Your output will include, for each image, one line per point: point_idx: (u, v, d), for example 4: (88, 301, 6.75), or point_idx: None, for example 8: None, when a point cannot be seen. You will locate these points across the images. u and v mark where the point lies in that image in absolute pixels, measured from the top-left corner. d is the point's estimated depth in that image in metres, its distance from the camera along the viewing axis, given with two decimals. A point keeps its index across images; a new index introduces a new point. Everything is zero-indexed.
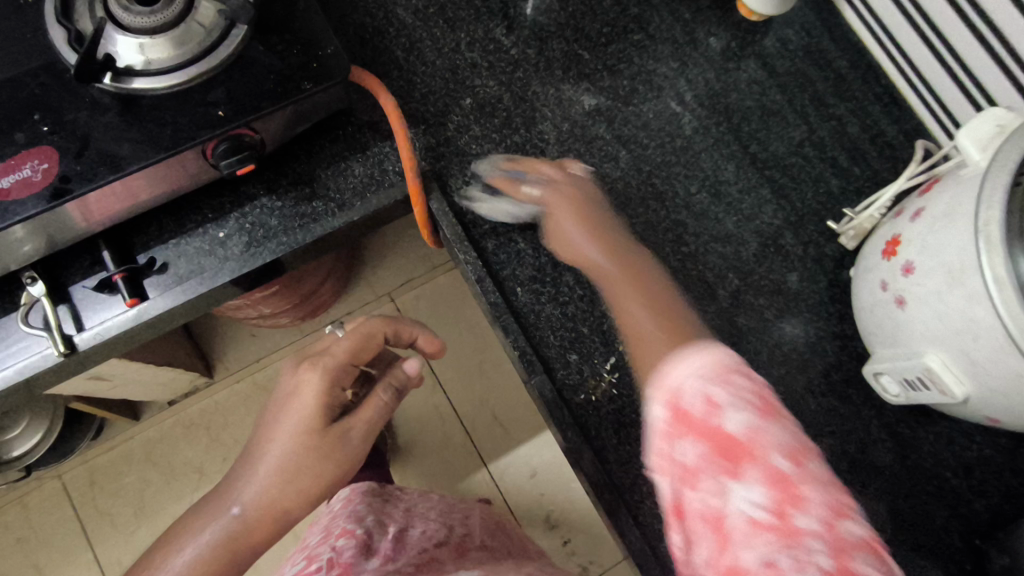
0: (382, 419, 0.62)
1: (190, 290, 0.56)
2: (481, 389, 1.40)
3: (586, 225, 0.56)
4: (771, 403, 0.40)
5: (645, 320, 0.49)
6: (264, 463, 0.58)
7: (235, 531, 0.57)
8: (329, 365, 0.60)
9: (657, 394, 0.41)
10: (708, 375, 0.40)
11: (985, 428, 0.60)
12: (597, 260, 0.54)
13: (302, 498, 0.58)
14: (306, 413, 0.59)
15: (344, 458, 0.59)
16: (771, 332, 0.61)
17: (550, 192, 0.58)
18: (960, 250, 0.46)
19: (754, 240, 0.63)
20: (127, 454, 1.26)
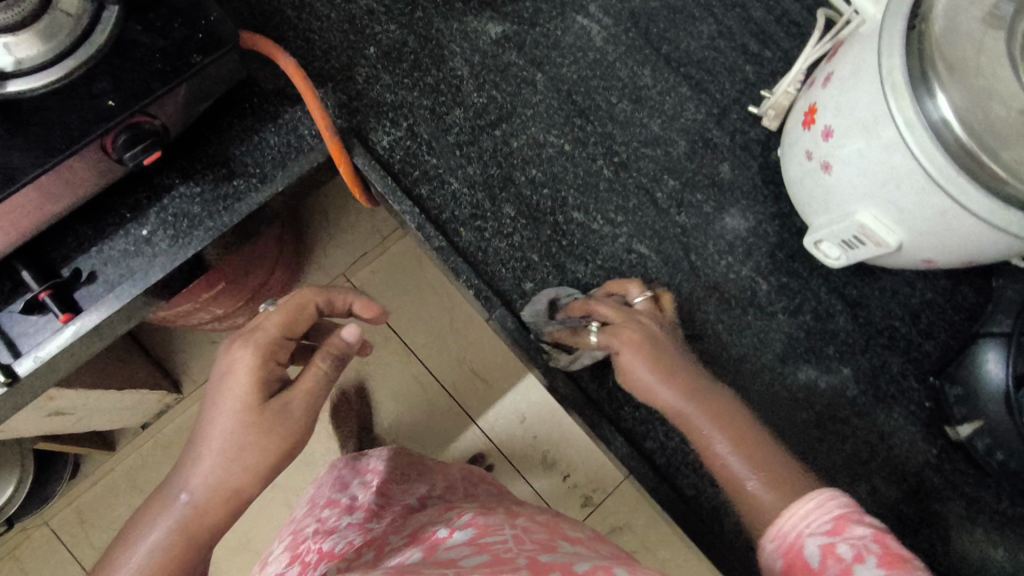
0: (323, 392, 0.57)
1: (125, 294, 0.53)
2: (456, 349, 1.40)
3: (664, 372, 0.51)
4: (897, 550, 0.38)
5: (742, 472, 0.47)
6: (205, 446, 0.52)
7: (184, 521, 0.51)
8: (261, 339, 0.55)
9: (775, 539, 0.42)
10: (827, 529, 0.40)
11: (923, 275, 0.63)
12: (677, 406, 0.50)
13: (249, 478, 0.52)
14: (245, 385, 0.53)
15: (288, 432, 0.54)
16: (715, 224, 0.62)
17: (611, 330, 0.53)
18: (870, 102, 0.47)
19: (682, 138, 0.63)
20: (112, 485, 1.25)
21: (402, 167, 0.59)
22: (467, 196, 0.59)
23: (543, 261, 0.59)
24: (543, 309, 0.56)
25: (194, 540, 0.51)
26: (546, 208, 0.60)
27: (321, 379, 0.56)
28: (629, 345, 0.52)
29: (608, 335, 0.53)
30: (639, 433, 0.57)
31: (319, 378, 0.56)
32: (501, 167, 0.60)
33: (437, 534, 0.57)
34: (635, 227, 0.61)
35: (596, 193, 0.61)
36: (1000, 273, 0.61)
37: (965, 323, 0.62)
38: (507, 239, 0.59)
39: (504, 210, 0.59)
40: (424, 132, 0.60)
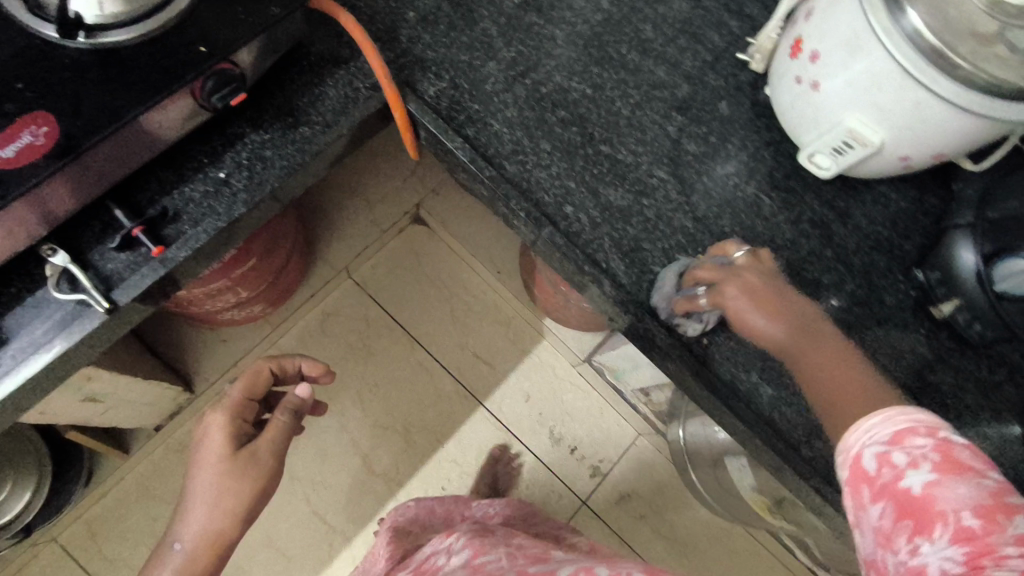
0: (283, 438, 0.77)
1: (211, 227, 0.58)
2: (458, 336, 1.46)
3: (770, 309, 0.59)
4: (956, 458, 0.44)
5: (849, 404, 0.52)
6: (195, 496, 0.72)
7: (182, 561, 0.71)
8: (228, 407, 0.77)
9: (843, 457, 0.48)
10: (888, 440, 0.46)
11: (896, 188, 0.74)
12: (766, 329, 0.58)
13: (228, 517, 0.72)
14: (219, 446, 0.74)
15: (256, 475, 0.74)
16: (720, 152, 0.71)
17: (731, 279, 0.60)
18: (849, 21, 0.57)
19: (684, 81, 0.73)
20: (126, 493, 1.26)
21: (449, 111, 0.66)
22: (508, 134, 0.67)
23: (580, 187, 0.66)
24: (672, 285, 0.64)
25: (195, 569, 0.72)
26: (577, 142, 0.68)
27: (283, 428, 0.76)
28: (735, 292, 0.59)
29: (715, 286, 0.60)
30: (680, 328, 0.64)
31: (280, 429, 0.76)
32: (535, 109, 0.68)
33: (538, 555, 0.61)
34: (653, 155, 0.69)
35: (618, 128, 0.70)
36: (959, 179, 0.72)
37: (934, 224, 0.73)
38: (546, 168, 0.66)
39: (541, 144, 0.67)
40: (464, 81, 0.68)
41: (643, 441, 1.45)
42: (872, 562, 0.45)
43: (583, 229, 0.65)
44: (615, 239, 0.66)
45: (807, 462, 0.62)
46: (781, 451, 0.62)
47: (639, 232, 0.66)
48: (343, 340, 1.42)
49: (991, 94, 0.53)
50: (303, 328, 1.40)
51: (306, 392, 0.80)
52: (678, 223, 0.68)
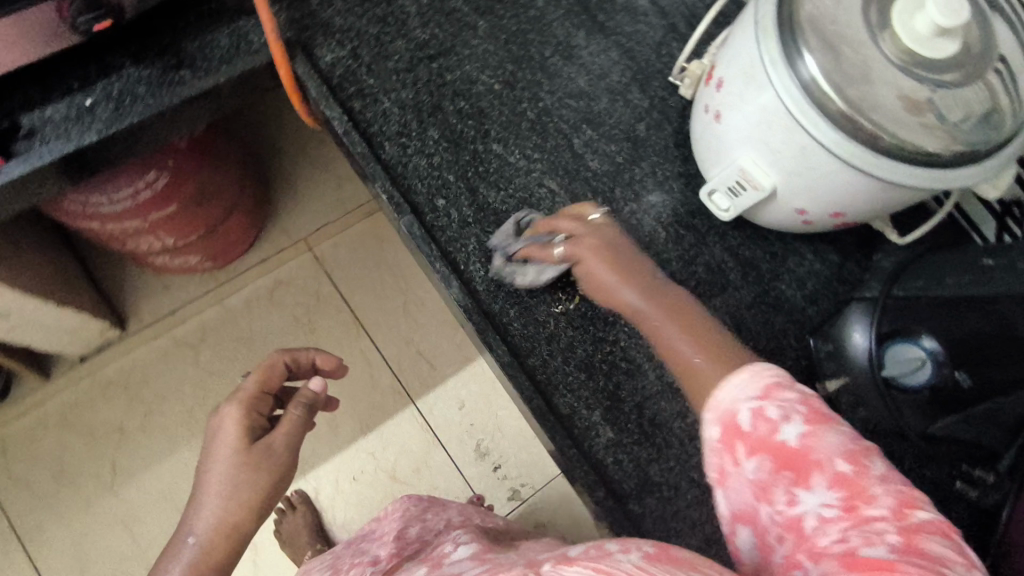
0: (302, 434, 0.60)
1: (57, 151, 0.57)
2: (405, 327, 1.34)
3: (624, 276, 0.54)
4: (821, 409, 0.40)
5: (686, 349, 0.48)
6: (203, 491, 0.55)
7: (194, 562, 0.53)
8: (243, 396, 0.60)
9: (712, 414, 0.42)
10: (757, 395, 0.41)
11: (815, 246, 0.68)
12: (636, 306, 0.53)
13: (246, 511, 0.55)
14: (233, 438, 0.57)
15: (275, 469, 0.57)
16: (624, 175, 0.67)
17: (578, 245, 0.56)
18: (748, 51, 0.53)
19: (604, 95, 0.69)
20: (41, 420, 1.21)
21: (340, 82, 0.64)
22: (396, 115, 0.64)
23: (457, 182, 0.63)
24: (511, 232, 0.62)
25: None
26: (468, 136, 0.65)
27: (298, 424, 0.60)
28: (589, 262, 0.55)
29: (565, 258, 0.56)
30: (524, 349, 0.60)
31: (297, 423, 0.59)
32: (433, 95, 0.65)
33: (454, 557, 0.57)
34: (548, 165, 0.66)
35: (517, 131, 0.66)
36: (881, 250, 0.66)
37: (847, 293, 0.66)
38: (427, 157, 0.63)
39: (429, 132, 0.64)
40: (366, 54, 0.65)
41: None
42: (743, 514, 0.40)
43: (448, 226, 0.62)
44: (480, 243, 0.62)
45: (626, 515, 0.58)
46: (600, 499, 0.58)
47: None
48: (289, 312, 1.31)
49: (876, 148, 0.48)
50: (250, 295, 1.31)
51: (324, 384, 0.62)
52: None
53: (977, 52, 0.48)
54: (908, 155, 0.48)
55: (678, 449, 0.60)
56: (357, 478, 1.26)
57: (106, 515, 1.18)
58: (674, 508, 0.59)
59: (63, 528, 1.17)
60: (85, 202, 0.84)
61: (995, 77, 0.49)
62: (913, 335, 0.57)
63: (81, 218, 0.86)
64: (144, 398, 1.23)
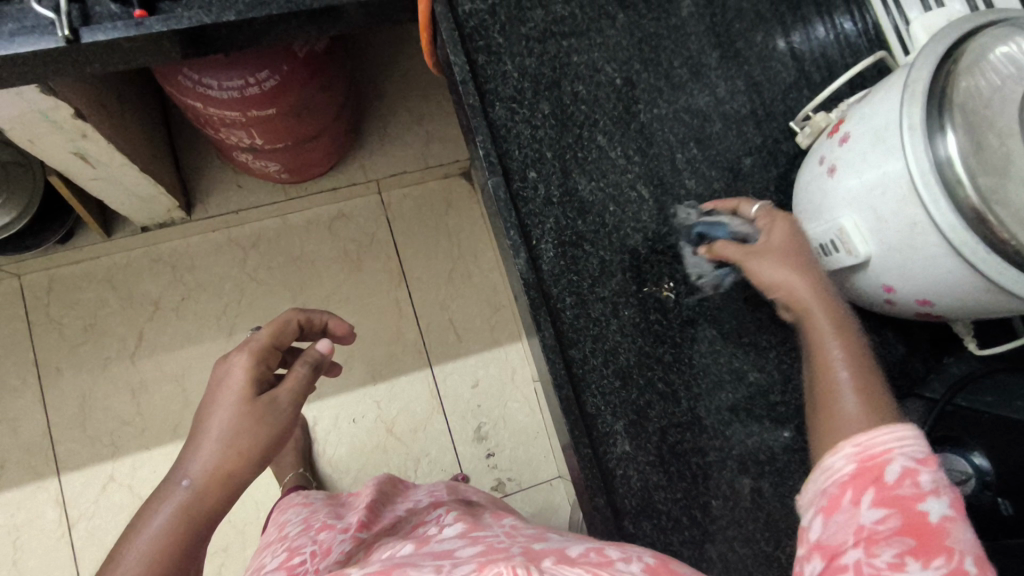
0: (305, 389, 0.62)
1: (196, 19, 0.60)
2: (445, 294, 1.35)
3: (801, 254, 0.57)
4: (965, 503, 0.38)
5: (843, 367, 0.49)
6: (202, 434, 0.55)
7: (186, 502, 0.52)
8: (255, 347, 0.62)
9: (848, 448, 0.42)
10: (915, 456, 0.40)
11: (886, 331, 0.65)
12: (798, 283, 0.54)
13: (245, 459, 0.55)
14: (240, 386, 0.58)
15: (279, 422, 0.57)
16: (716, 203, 0.66)
17: (764, 215, 0.60)
18: (888, 113, 0.51)
19: (719, 120, 0.68)
20: (90, 271, 1.26)
21: (472, 32, 0.64)
22: (515, 80, 0.64)
23: (553, 160, 0.64)
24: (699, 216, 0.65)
25: (195, 523, 0.52)
26: (577, 119, 0.65)
27: (302, 380, 0.61)
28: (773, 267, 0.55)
29: (750, 254, 0.57)
30: (569, 340, 0.60)
31: (302, 379, 0.61)
32: (554, 70, 0.65)
33: (429, 533, 0.62)
34: (645, 171, 0.65)
35: (625, 129, 0.66)
36: (951, 356, 0.64)
37: (905, 388, 0.64)
38: (531, 128, 0.64)
39: (540, 105, 0.64)
40: (503, 13, 0.65)
41: (561, 484, 1.30)
42: (831, 550, 0.39)
43: (531, 198, 0.62)
44: (557, 225, 0.62)
45: (618, 532, 0.57)
46: (598, 506, 0.57)
47: (586, 231, 0.63)
48: (341, 244, 1.34)
49: (991, 244, 0.46)
50: (313, 217, 1.34)
51: (330, 345, 0.64)
52: (630, 244, 0.63)
53: None
54: None
55: (688, 484, 0.59)
56: (356, 421, 1.27)
57: (121, 378, 1.22)
58: (667, 540, 0.58)
59: (80, 378, 1.22)
60: (197, 81, 0.87)
61: None
62: (965, 449, 0.55)
63: (188, 94, 0.89)
64: (185, 283, 1.28)
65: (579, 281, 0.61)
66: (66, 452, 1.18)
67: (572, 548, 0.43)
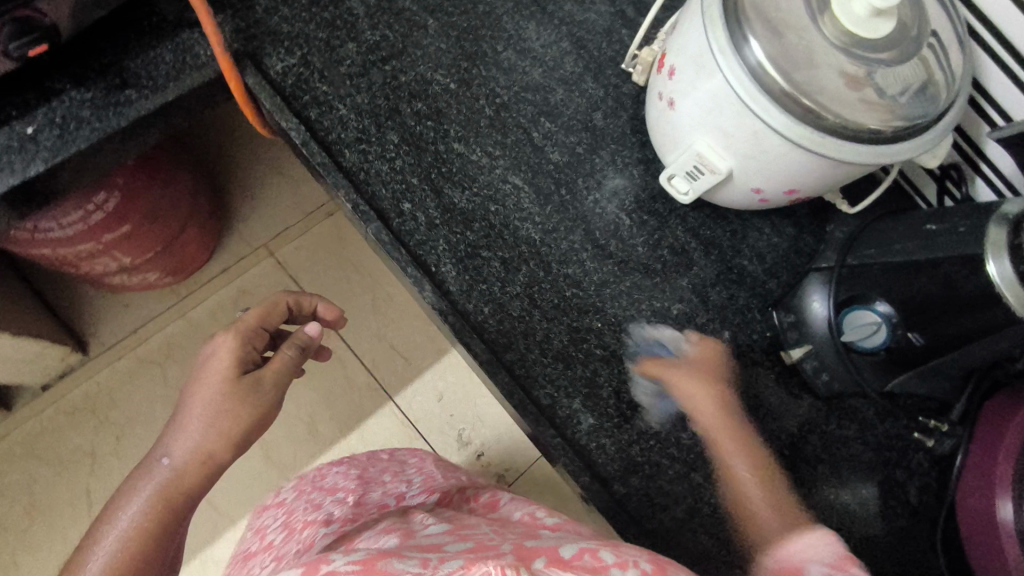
0: (289, 378, 0.61)
1: (2, 184, 0.55)
2: (376, 324, 1.33)
3: (711, 389, 0.61)
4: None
5: (751, 498, 0.58)
6: (192, 411, 0.56)
7: (168, 482, 0.54)
8: (242, 327, 0.61)
9: (777, 563, 0.47)
10: (826, 559, 0.45)
11: (773, 221, 0.70)
12: (705, 408, 0.61)
13: (227, 441, 0.55)
14: (225, 366, 0.58)
15: (259, 404, 0.57)
16: (587, 165, 0.68)
17: (697, 347, 0.64)
18: (698, 42, 0.54)
19: (559, 86, 0.70)
20: (7, 451, 1.17)
21: (293, 91, 0.63)
22: (354, 121, 0.63)
23: (421, 185, 0.64)
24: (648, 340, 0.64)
25: (177, 504, 0.54)
26: (428, 137, 0.65)
27: (288, 362, 0.60)
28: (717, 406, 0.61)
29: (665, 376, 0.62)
30: (501, 345, 0.61)
31: (288, 361, 0.60)
32: (389, 98, 0.65)
33: (412, 526, 0.60)
34: (511, 160, 0.67)
35: (477, 128, 0.66)
36: (833, 220, 0.69)
37: (806, 265, 0.69)
38: (389, 162, 0.63)
39: (389, 137, 0.64)
40: (317, 61, 0.64)
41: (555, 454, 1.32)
42: None
43: (416, 229, 0.62)
44: (450, 243, 0.63)
45: (610, 496, 0.60)
46: (586, 484, 0.59)
47: (478, 239, 0.64)
48: None
49: (825, 130, 0.51)
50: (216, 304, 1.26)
51: (318, 330, 0.63)
52: (523, 234, 0.65)
53: (913, 31, 0.51)
54: (856, 134, 0.51)
55: (656, 428, 0.63)
56: None
57: None
58: (656, 485, 0.61)
59: (46, 557, 1.13)
60: (33, 229, 0.81)
61: (928, 51, 0.51)
62: (869, 300, 0.61)
63: (31, 245, 0.84)
64: (116, 420, 1.20)
65: (490, 288, 0.62)
66: None
67: (566, 550, 0.41)
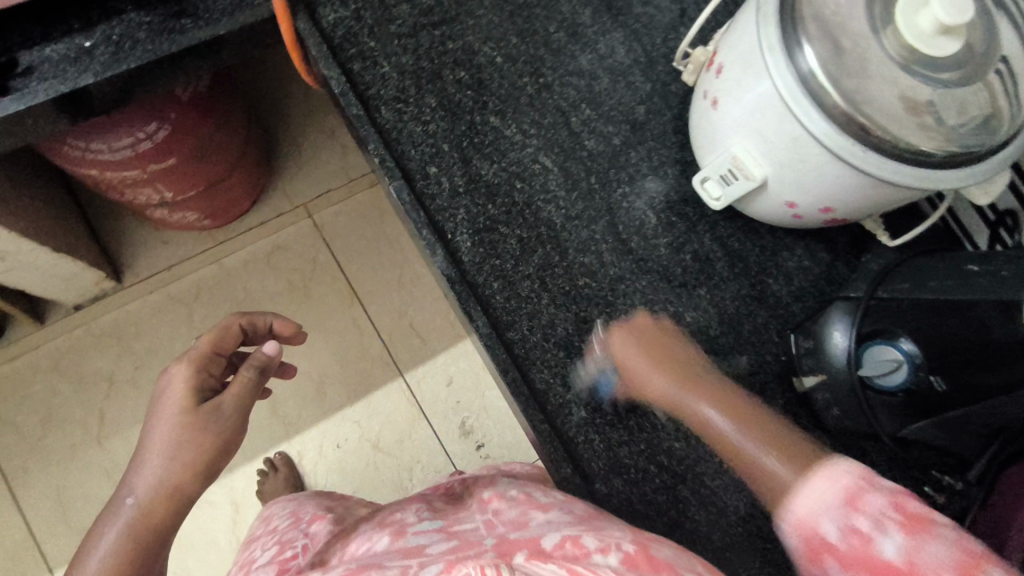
0: (250, 398, 0.61)
1: (52, 89, 0.58)
2: (400, 300, 1.33)
3: (664, 364, 0.58)
4: (915, 513, 0.40)
5: (762, 460, 0.51)
6: (149, 448, 0.56)
7: (135, 520, 0.54)
8: (193, 356, 0.61)
9: (791, 528, 0.44)
10: (840, 505, 0.42)
11: (806, 243, 0.67)
12: (670, 392, 0.57)
13: (189, 471, 0.55)
14: (180, 399, 0.57)
15: (221, 430, 0.57)
16: (622, 157, 0.67)
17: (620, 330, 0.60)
18: (750, 39, 0.52)
19: (605, 75, 0.69)
20: (34, 363, 1.21)
21: (341, 42, 0.64)
22: (395, 79, 0.64)
23: (451, 151, 0.63)
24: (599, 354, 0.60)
25: (145, 539, 0.54)
26: (465, 106, 0.65)
27: (247, 384, 0.60)
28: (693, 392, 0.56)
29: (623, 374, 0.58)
30: (504, 323, 0.60)
31: (247, 384, 0.60)
32: (433, 62, 0.65)
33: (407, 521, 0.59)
34: (545, 141, 0.66)
35: (515, 104, 0.66)
36: (871, 251, 0.66)
37: (835, 293, 0.66)
38: (422, 124, 0.63)
39: (427, 100, 0.64)
40: (369, 16, 0.65)
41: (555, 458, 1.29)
42: None
43: (438, 194, 0.62)
44: (469, 214, 0.62)
45: (591, 495, 0.58)
46: (567, 476, 0.58)
47: (499, 214, 0.63)
48: (285, 275, 1.30)
49: (870, 144, 0.48)
50: (250, 256, 1.30)
51: (276, 347, 0.63)
52: (545, 216, 0.64)
53: (981, 52, 0.48)
54: (903, 153, 0.48)
55: (650, 433, 0.60)
56: (342, 446, 1.26)
57: (93, 462, 1.18)
58: (641, 491, 0.59)
59: (49, 473, 1.17)
60: (84, 148, 0.85)
61: (993, 79, 0.49)
62: (893, 337, 0.56)
63: (78, 163, 0.87)
64: (137, 350, 1.23)
65: (502, 264, 0.62)
66: (55, 548, 1.14)
67: (547, 540, 0.43)
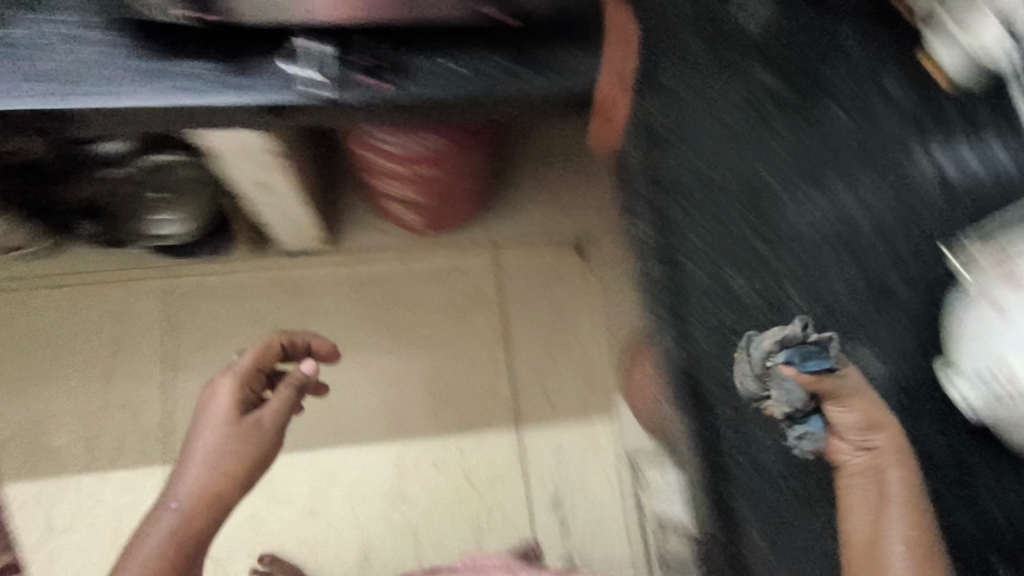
0: (285, 410, 0.81)
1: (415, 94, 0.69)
2: (546, 363, 1.37)
3: None
4: None
5: None
6: (201, 451, 0.73)
7: (180, 520, 0.69)
8: (239, 372, 0.80)
9: None
10: None
11: None
12: None
13: (230, 484, 0.72)
14: (226, 413, 0.76)
15: (258, 442, 0.76)
16: (891, 325, 0.62)
17: None
18: None
19: (905, 237, 0.63)
20: (226, 288, 1.36)
21: (654, 118, 0.64)
22: (693, 167, 0.63)
23: (720, 255, 0.61)
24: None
25: (192, 537, 0.69)
26: (751, 217, 0.62)
27: (285, 399, 0.81)
28: None
29: None
30: (714, 437, 0.59)
31: (284, 398, 0.81)
32: (734, 164, 0.63)
33: None
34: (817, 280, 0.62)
35: (800, 234, 0.63)
36: None
37: None
38: (702, 218, 0.62)
39: (714, 198, 0.63)
40: (689, 102, 0.64)
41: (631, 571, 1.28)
42: None
43: (692, 290, 0.60)
44: (717, 321, 0.60)
45: None
46: None
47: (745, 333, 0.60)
48: (454, 297, 1.39)
49: None
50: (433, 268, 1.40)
51: (312, 368, 0.87)
52: None
53: None
54: None
55: None
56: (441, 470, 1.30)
57: None
58: None
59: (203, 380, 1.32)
60: (376, 138, 0.98)
61: None
62: None
63: (365, 147, 1.02)
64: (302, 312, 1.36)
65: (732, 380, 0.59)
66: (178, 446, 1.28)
67: None
